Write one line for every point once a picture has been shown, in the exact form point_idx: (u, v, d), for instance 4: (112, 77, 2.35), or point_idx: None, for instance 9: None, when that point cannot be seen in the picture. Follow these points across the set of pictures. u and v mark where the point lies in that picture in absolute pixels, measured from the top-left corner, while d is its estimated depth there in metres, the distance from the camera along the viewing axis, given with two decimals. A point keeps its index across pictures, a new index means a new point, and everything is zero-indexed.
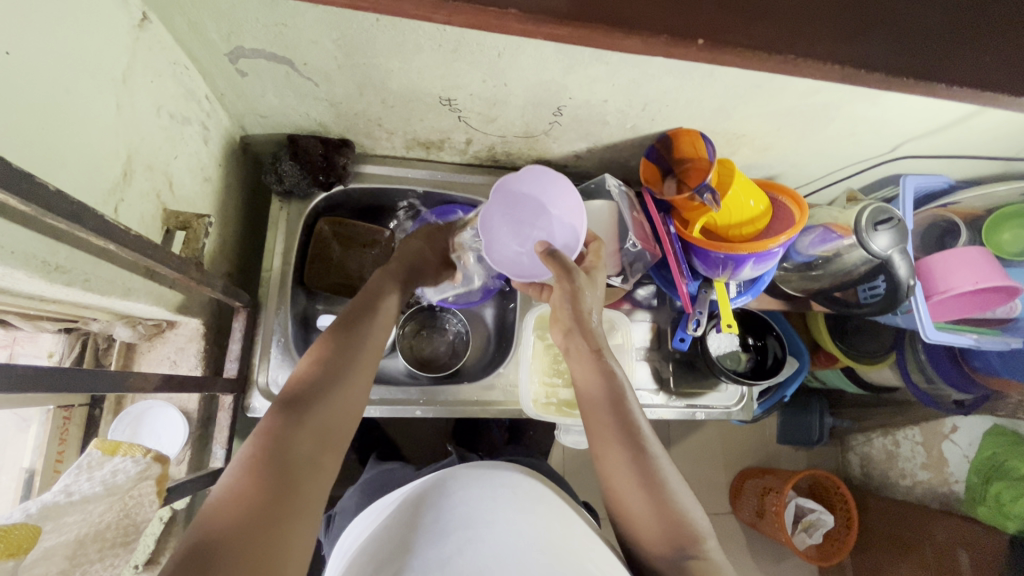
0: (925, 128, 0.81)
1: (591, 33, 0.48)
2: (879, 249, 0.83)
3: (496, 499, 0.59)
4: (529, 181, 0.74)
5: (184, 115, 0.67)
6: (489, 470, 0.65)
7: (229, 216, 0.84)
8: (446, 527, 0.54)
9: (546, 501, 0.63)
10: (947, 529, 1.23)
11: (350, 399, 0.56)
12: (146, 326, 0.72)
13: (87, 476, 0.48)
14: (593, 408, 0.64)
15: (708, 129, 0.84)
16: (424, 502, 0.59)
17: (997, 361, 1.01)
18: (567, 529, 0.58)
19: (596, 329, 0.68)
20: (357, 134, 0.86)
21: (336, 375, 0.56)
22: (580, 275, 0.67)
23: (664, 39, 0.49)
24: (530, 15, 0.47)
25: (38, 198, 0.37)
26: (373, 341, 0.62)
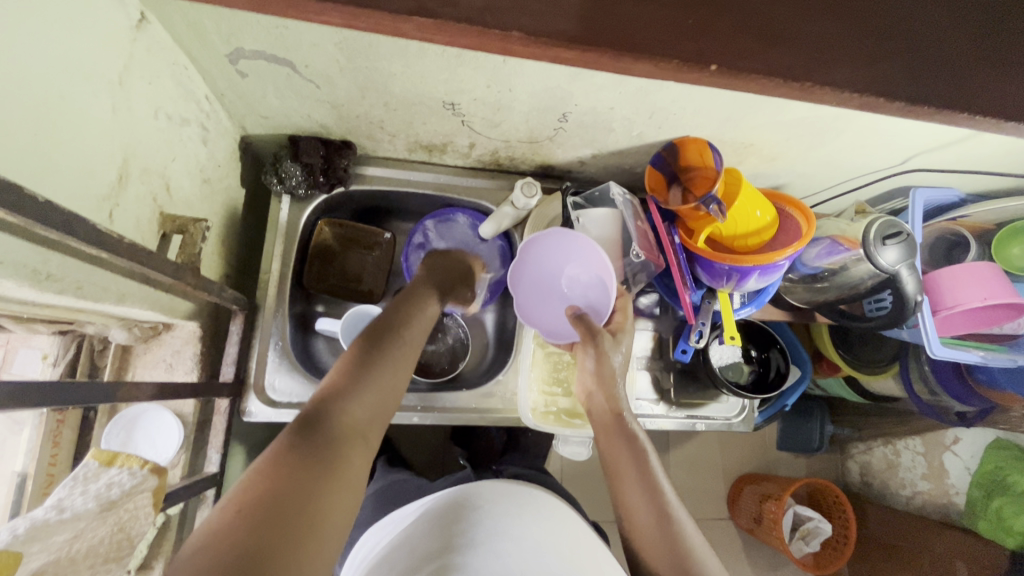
0: (936, 142, 0.79)
1: (597, 57, 0.47)
2: (887, 264, 0.81)
3: (522, 517, 0.60)
4: (579, 249, 0.80)
5: (183, 116, 0.66)
6: (520, 488, 0.66)
7: (228, 216, 0.83)
8: (465, 539, 0.55)
9: (571, 522, 0.63)
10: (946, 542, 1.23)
11: (388, 389, 0.58)
12: (142, 329, 0.71)
13: (81, 489, 0.48)
14: (617, 468, 0.68)
15: (715, 137, 0.82)
16: (443, 510, 0.60)
17: (1002, 375, 1.00)
18: (585, 550, 0.59)
19: (620, 391, 0.74)
20: (359, 136, 0.84)
21: (377, 366, 0.58)
22: (605, 338, 0.75)
23: (673, 64, 0.47)
24: (532, 37, 0.45)
25: (24, 209, 0.36)
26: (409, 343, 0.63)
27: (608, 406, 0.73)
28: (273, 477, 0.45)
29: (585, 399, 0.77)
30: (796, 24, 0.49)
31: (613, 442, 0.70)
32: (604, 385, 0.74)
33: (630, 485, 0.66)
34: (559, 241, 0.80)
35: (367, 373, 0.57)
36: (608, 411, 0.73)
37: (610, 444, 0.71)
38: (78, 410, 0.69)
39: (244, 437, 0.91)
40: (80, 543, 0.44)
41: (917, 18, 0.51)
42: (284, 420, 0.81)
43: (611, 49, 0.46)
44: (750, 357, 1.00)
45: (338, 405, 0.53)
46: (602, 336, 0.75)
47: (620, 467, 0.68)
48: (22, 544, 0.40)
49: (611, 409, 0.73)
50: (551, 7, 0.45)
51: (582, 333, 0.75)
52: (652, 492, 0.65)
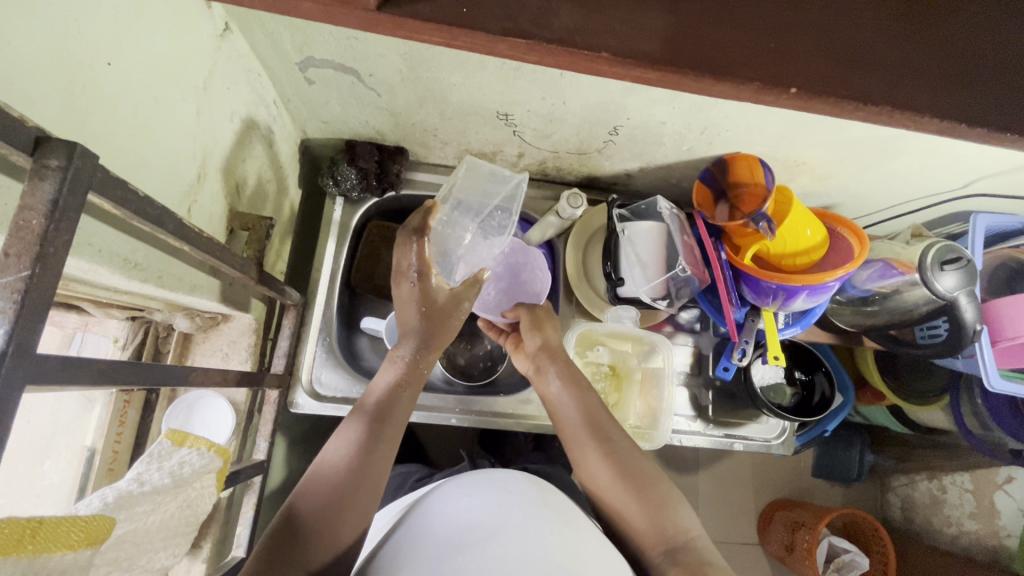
0: (1001, 166, 0.77)
1: (680, 77, 0.47)
2: (945, 290, 0.79)
3: (500, 502, 0.59)
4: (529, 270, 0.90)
5: (253, 119, 0.69)
6: (499, 472, 0.65)
7: (286, 216, 0.87)
8: (452, 535, 0.55)
9: (560, 502, 0.62)
10: None
11: (381, 451, 0.62)
12: (203, 318, 0.75)
13: (156, 466, 0.44)
14: (573, 434, 0.69)
15: (766, 155, 0.82)
16: (433, 510, 0.60)
17: None
18: (572, 530, 0.57)
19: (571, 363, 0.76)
20: (412, 143, 0.88)
21: (375, 431, 0.62)
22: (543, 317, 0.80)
23: (756, 87, 0.47)
24: (620, 59, 0.46)
25: (130, 203, 0.39)
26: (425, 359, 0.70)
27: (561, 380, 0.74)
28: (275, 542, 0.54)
29: (548, 405, 0.75)
30: (864, 42, 0.49)
31: (582, 445, 0.68)
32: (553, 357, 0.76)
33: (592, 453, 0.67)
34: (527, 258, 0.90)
35: (364, 442, 0.61)
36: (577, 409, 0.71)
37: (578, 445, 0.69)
38: (142, 392, 0.73)
39: (287, 428, 0.95)
40: (156, 515, 0.42)
41: (990, 39, 0.50)
42: (329, 413, 0.84)
43: (665, 61, 0.47)
44: (794, 378, 0.98)
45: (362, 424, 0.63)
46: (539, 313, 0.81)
47: (589, 461, 0.67)
48: (112, 510, 0.38)
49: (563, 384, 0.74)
50: (636, 30, 0.47)
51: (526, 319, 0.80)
52: (607, 448, 0.66)
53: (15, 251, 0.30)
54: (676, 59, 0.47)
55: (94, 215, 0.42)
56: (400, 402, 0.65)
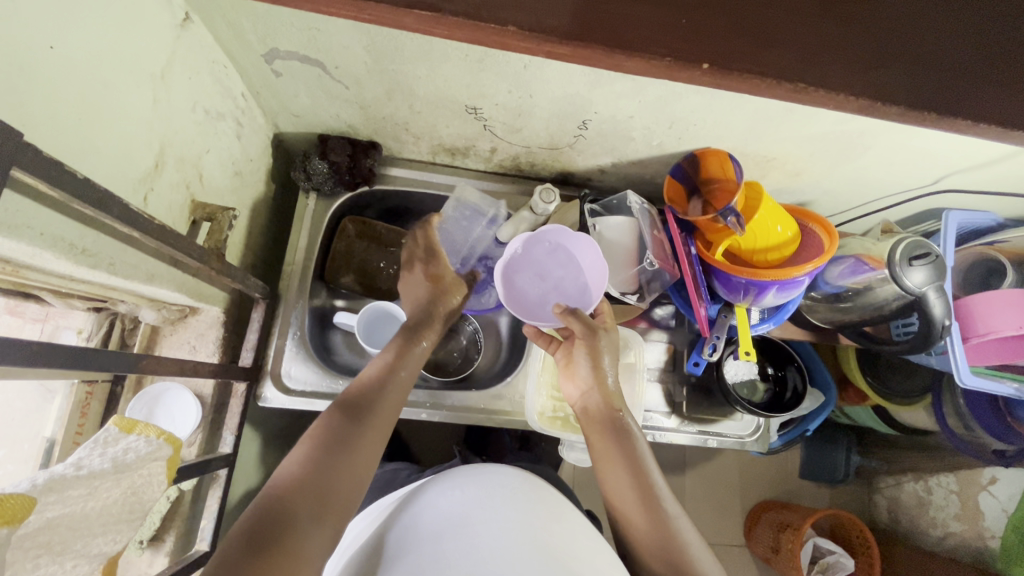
0: (968, 161, 0.78)
1: (589, 53, 0.47)
2: (913, 286, 0.79)
3: (491, 498, 0.60)
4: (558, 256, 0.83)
5: (219, 111, 0.69)
6: (490, 468, 0.66)
7: (259, 210, 0.87)
8: (441, 526, 0.56)
9: (548, 498, 0.64)
10: None
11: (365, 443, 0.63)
12: (170, 311, 0.75)
13: (99, 452, 0.45)
14: (609, 460, 0.70)
15: (736, 150, 0.82)
16: (421, 503, 0.61)
17: None
18: (563, 527, 0.59)
19: (614, 390, 0.75)
20: (385, 137, 0.88)
21: (349, 441, 0.62)
22: (598, 334, 0.78)
23: (665, 61, 0.48)
24: (528, 33, 0.46)
25: (65, 184, 0.39)
26: (389, 402, 0.69)
27: (603, 403, 0.74)
28: (244, 535, 0.51)
29: (586, 427, 0.75)
30: (813, 32, 0.49)
31: (616, 469, 0.68)
32: (597, 380, 0.75)
33: (622, 483, 0.67)
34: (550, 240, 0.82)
35: (348, 429, 0.63)
36: (605, 417, 0.73)
37: (603, 452, 0.71)
38: (105, 384, 0.73)
39: (261, 424, 0.95)
40: (94, 501, 0.41)
41: (936, 29, 0.50)
42: (299, 407, 0.83)
43: (602, 44, 0.47)
44: (766, 374, 0.97)
45: (318, 460, 0.59)
46: (597, 334, 0.77)
47: (621, 489, 0.67)
48: (39, 492, 0.38)
49: (607, 407, 0.74)
50: (548, 3, 0.47)
51: (582, 329, 0.77)
52: (640, 481, 0.66)
53: None
54: (587, 33, 0.47)
55: (33, 198, 0.42)
56: (361, 442, 0.63)
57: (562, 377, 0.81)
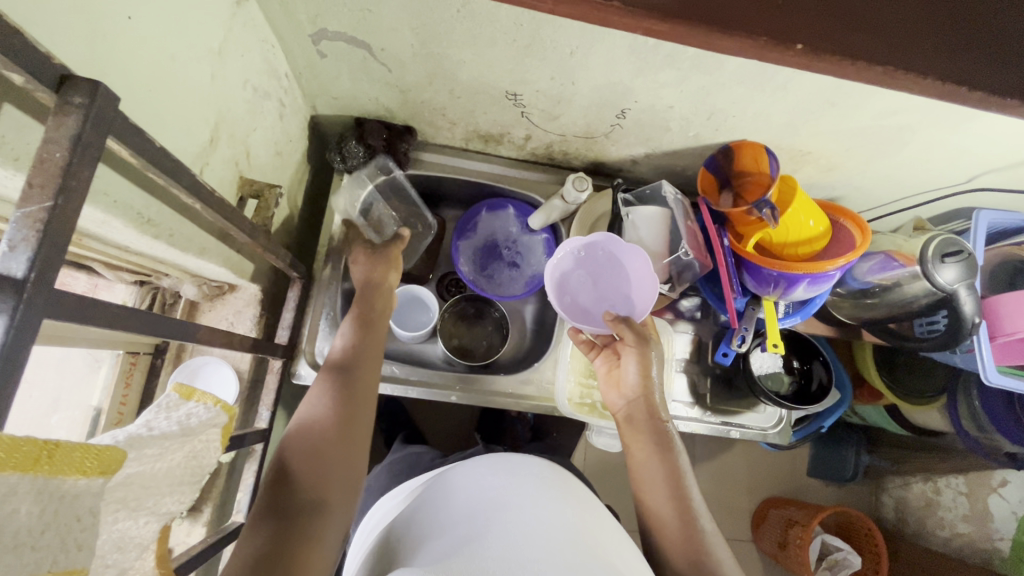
0: (1004, 160, 0.78)
1: (691, 33, 0.48)
2: (944, 282, 0.80)
3: (524, 485, 0.61)
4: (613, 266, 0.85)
5: (265, 90, 0.70)
6: (517, 458, 0.66)
7: (295, 191, 0.88)
8: (477, 509, 0.57)
9: (574, 492, 0.64)
10: None
11: (351, 409, 0.64)
12: (210, 287, 0.77)
13: (165, 415, 0.44)
14: (642, 463, 0.71)
15: (770, 143, 0.83)
16: (453, 487, 0.62)
17: None
18: (592, 522, 0.58)
19: (659, 400, 0.75)
20: (421, 123, 0.89)
21: (341, 423, 0.62)
22: (650, 341, 0.77)
23: (762, 42, 0.49)
24: (634, 10, 0.47)
25: (146, 152, 0.40)
26: (369, 375, 0.69)
27: (646, 410, 0.74)
28: (254, 542, 0.52)
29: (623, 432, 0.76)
30: (871, 23, 0.50)
31: (651, 472, 0.70)
32: (646, 388, 0.75)
33: (655, 485, 0.69)
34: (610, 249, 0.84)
35: (337, 409, 0.63)
36: (646, 422, 0.73)
37: (638, 451, 0.72)
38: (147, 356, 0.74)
39: (289, 403, 0.96)
40: (162, 462, 0.42)
41: (993, 24, 0.51)
42: None
43: (702, 23, 0.48)
44: (791, 367, 0.98)
45: (313, 449, 0.59)
46: (650, 344, 0.76)
47: (653, 491, 0.69)
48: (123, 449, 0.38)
49: (645, 412, 0.74)
50: None
51: (635, 338, 0.76)
52: (674, 485, 0.68)
53: (39, 182, 0.31)
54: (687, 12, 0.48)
55: (110, 165, 0.43)
56: (352, 422, 0.63)
57: (604, 386, 0.80)
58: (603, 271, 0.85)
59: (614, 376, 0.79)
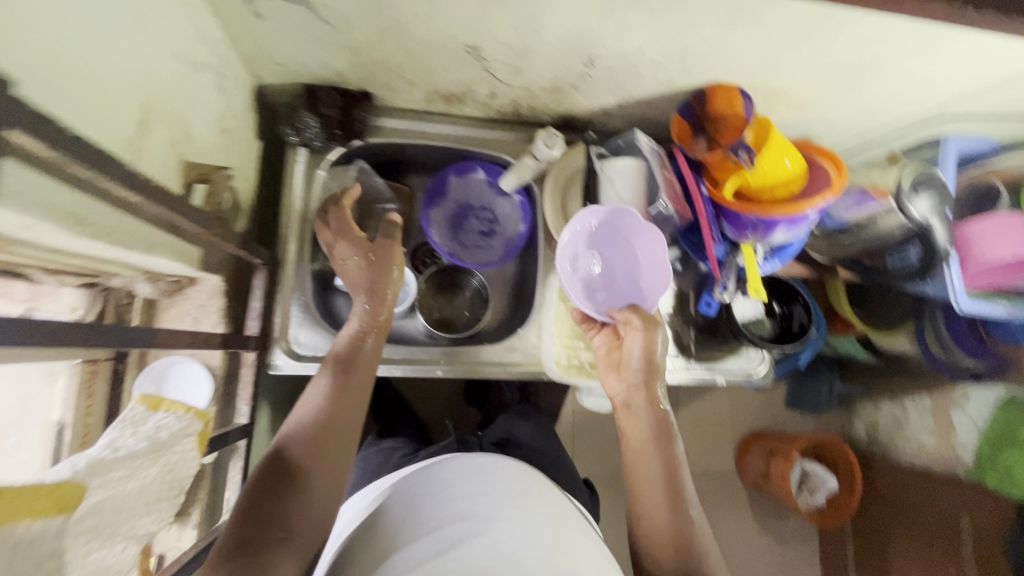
0: (975, 85, 0.77)
1: None
2: (918, 214, 0.82)
3: (490, 491, 0.59)
4: (627, 240, 0.83)
5: (199, 61, 0.63)
6: (485, 460, 0.64)
7: (248, 171, 0.82)
8: (443, 521, 0.55)
9: (552, 497, 0.63)
10: (955, 497, 1.28)
11: (343, 416, 0.62)
12: (167, 282, 0.72)
13: (131, 431, 0.45)
14: (639, 453, 0.73)
15: (745, 84, 0.80)
16: (416, 490, 0.60)
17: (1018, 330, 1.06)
18: (562, 532, 0.58)
19: (659, 390, 0.76)
20: (376, 86, 0.83)
21: (325, 434, 0.59)
22: (657, 328, 0.78)
23: None
24: None
25: (62, 144, 0.35)
26: (361, 386, 0.66)
27: (647, 401, 0.75)
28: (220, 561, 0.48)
29: (621, 419, 0.77)
30: None
31: (648, 463, 0.71)
32: (649, 376, 0.76)
33: (650, 478, 0.70)
34: (626, 223, 0.81)
35: (322, 418, 0.60)
36: (646, 415, 0.74)
37: (638, 443, 0.73)
38: (108, 362, 0.70)
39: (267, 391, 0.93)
40: (134, 482, 0.42)
41: None
42: (310, 372, 0.81)
43: None
44: (773, 310, 0.99)
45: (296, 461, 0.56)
46: (658, 329, 0.78)
47: (646, 482, 0.70)
48: (85, 476, 0.38)
49: (644, 400, 0.75)
50: None
51: (642, 322, 0.78)
52: (668, 479, 0.69)
53: None
54: None
55: (25, 162, 0.37)
56: (336, 433, 0.60)
57: (603, 365, 0.81)
58: (616, 246, 0.84)
59: (615, 358, 0.80)
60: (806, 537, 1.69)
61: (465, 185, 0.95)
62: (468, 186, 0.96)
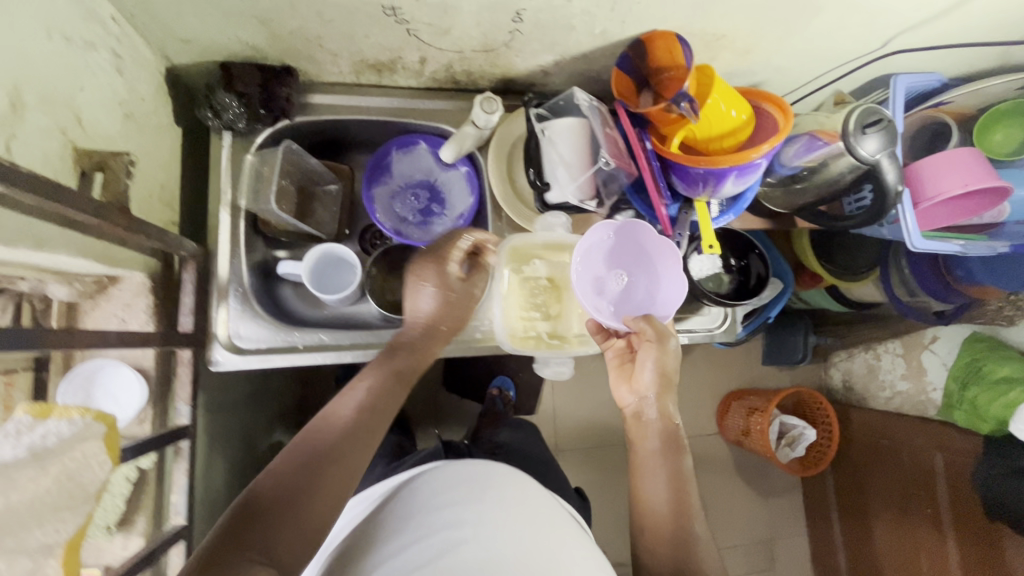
0: (919, 16, 0.75)
1: None
2: (867, 155, 0.78)
3: (479, 498, 0.63)
4: (641, 248, 0.82)
5: (86, 39, 0.58)
6: (478, 468, 0.68)
7: (168, 159, 0.77)
8: (437, 528, 0.59)
9: (540, 499, 0.67)
10: (926, 435, 1.29)
11: (365, 436, 0.67)
12: (84, 283, 0.67)
13: (14, 439, 0.43)
14: (646, 462, 0.79)
15: (684, 30, 0.77)
16: (414, 499, 0.65)
17: (980, 268, 1.04)
18: (553, 538, 0.61)
19: (671, 404, 0.81)
20: (298, 59, 0.78)
21: (344, 441, 0.65)
22: (668, 339, 0.79)
23: None
24: None
25: None
26: (382, 409, 0.72)
27: (659, 417, 0.81)
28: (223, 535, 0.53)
29: (631, 427, 0.83)
30: None
31: (655, 472, 0.78)
32: (665, 389, 0.80)
33: (658, 485, 0.77)
34: (641, 233, 0.81)
35: (344, 429, 0.66)
36: (657, 426, 0.80)
37: (649, 453, 0.80)
38: (28, 371, 0.66)
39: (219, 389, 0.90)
40: (19, 494, 0.40)
41: None
42: (254, 366, 0.78)
43: None
44: (730, 265, 0.98)
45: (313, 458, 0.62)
46: (668, 340, 0.79)
47: (652, 487, 0.77)
48: None
49: (655, 412, 0.81)
50: None
51: (654, 333, 0.78)
52: (676, 488, 0.77)
53: None
54: None
55: None
56: (352, 441, 0.65)
57: (614, 375, 0.84)
58: (634, 257, 0.83)
59: (626, 367, 0.83)
60: (786, 488, 1.72)
61: (405, 161, 0.92)
62: (410, 161, 0.92)
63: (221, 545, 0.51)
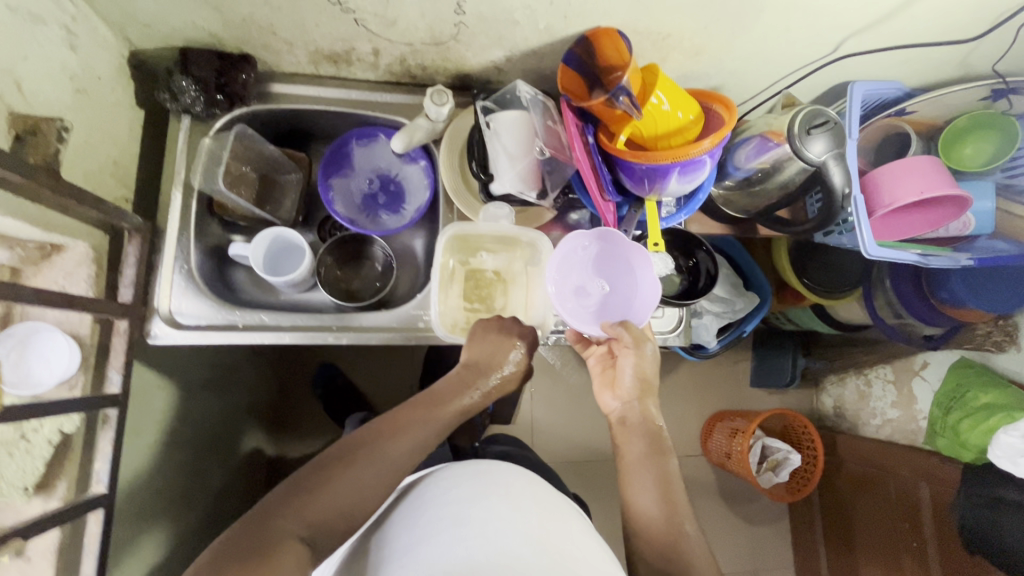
0: (864, 19, 0.75)
1: None
2: (813, 156, 0.78)
3: (484, 493, 0.62)
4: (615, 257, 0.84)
5: (35, 13, 0.61)
6: (485, 467, 0.68)
7: (126, 139, 0.80)
8: (447, 522, 0.58)
9: (549, 497, 0.66)
10: (913, 464, 1.22)
11: (403, 458, 0.67)
12: (26, 248, 0.67)
13: None
14: (631, 464, 0.76)
15: (627, 28, 0.78)
16: (421, 499, 0.64)
17: (963, 291, 1.02)
18: (562, 537, 0.60)
19: (653, 408, 0.80)
20: (255, 48, 0.81)
21: (378, 456, 0.65)
22: (644, 343, 0.80)
23: None
24: None
25: None
26: (429, 431, 0.71)
27: (641, 418, 0.79)
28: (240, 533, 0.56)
29: (614, 431, 0.81)
30: None
31: (643, 473, 0.75)
32: (644, 391, 0.80)
33: (646, 485, 0.73)
34: (614, 243, 0.83)
35: (388, 444, 0.67)
36: (640, 427, 0.78)
37: (634, 455, 0.76)
38: None
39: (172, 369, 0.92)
40: None
41: None
42: (192, 342, 0.81)
43: None
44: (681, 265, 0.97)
45: (346, 470, 0.63)
46: (646, 345, 0.80)
47: (639, 490, 0.74)
48: None
49: (636, 410, 0.80)
50: None
51: (632, 337, 0.80)
52: (662, 487, 0.73)
53: None
54: None
55: None
56: (386, 457, 0.65)
57: (597, 383, 0.85)
58: (612, 266, 0.85)
59: (613, 373, 0.83)
60: (771, 516, 1.65)
61: (365, 153, 0.94)
62: (371, 153, 0.94)
63: (235, 543, 0.55)
